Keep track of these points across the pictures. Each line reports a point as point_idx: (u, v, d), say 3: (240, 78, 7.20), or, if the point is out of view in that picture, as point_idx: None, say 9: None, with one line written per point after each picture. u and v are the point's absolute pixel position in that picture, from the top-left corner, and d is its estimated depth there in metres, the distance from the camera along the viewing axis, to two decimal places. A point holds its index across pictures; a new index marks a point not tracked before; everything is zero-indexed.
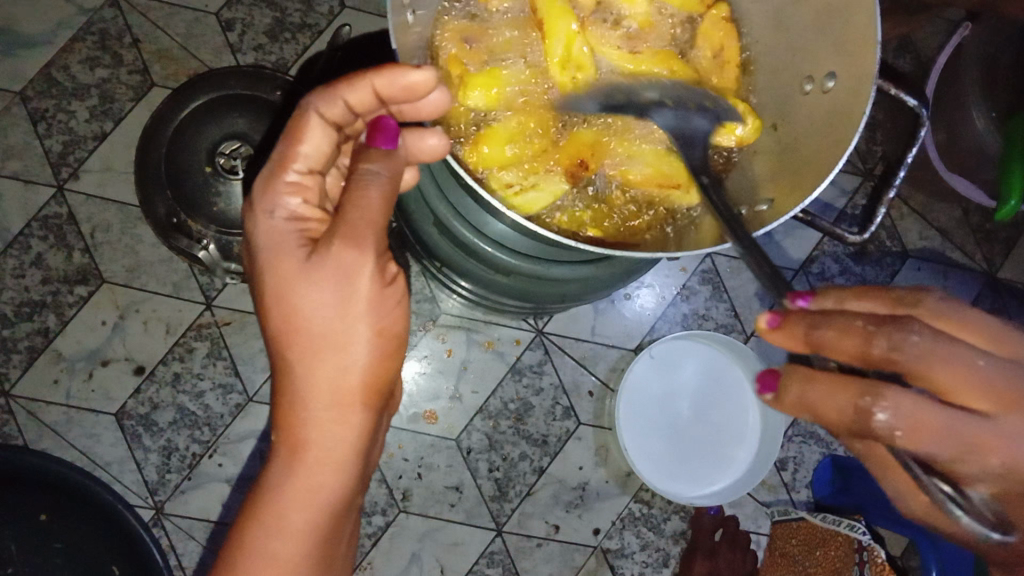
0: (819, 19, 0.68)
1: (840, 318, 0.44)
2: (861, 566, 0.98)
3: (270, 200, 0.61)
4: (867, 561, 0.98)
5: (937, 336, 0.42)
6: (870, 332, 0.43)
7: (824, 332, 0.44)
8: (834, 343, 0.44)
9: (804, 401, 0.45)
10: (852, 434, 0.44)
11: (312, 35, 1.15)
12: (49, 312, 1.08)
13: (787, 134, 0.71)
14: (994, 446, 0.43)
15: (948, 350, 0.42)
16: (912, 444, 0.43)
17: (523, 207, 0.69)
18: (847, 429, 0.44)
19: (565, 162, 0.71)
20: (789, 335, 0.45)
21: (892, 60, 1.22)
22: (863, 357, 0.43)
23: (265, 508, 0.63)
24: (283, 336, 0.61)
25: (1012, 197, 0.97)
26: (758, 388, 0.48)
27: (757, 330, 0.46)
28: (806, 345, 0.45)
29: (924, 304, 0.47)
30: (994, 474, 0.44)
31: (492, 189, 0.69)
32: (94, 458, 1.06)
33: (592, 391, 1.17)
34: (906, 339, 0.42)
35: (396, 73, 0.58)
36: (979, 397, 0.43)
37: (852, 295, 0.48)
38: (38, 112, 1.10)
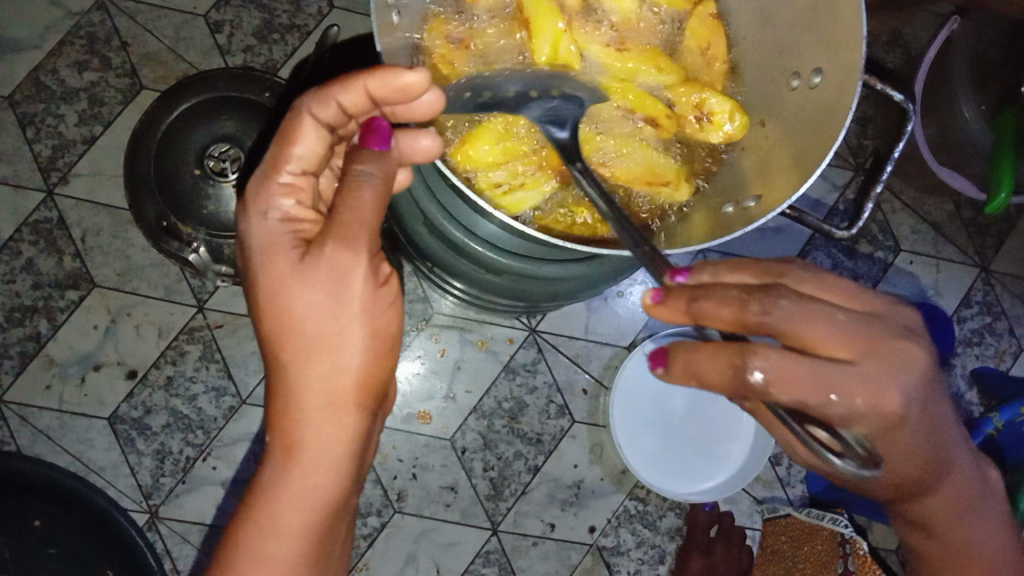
0: (805, 16, 0.69)
1: (718, 290, 0.48)
2: (845, 559, 0.99)
3: (263, 202, 0.61)
4: (850, 553, 0.99)
5: (800, 303, 0.48)
6: (743, 300, 0.48)
7: (704, 304, 0.48)
8: (712, 311, 0.48)
9: (689, 368, 0.50)
10: (733, 392, 0.49)
11: (301, 35, 1.15)
12: (40, 317, 1.08)
13: (775, 130, 0.72)
14: (856, 388, 0.48)
15: (809, 311, 0.48)
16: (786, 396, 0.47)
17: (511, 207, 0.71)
18: (730, 388, 0.49)
19: (553, 162, 0.72)
20: (672, 309, 0.49)
21: (882, 55, 1.23)
22: (739, 323, 0.48)
23: (261, 509, 0.63)
24: (277, 337, 0.61)
25: (1003, 190, 1.00)
26: (651, 362, 0.54)
27: (643, 307, 0.50)
28: (688, 316, 0.49)
29: (788, 273, 0.51)
30: (861, 413, 0.50)
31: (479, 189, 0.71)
32: (88, 463, 1.06)
33: (586, 389, 1.18)
34: (774, 305, 0.47)
35: (389, 75, 0.59)
36: (838, 346, 0.49)
37: (728, 270, 0.51)
38: (27, 117, 1.10)
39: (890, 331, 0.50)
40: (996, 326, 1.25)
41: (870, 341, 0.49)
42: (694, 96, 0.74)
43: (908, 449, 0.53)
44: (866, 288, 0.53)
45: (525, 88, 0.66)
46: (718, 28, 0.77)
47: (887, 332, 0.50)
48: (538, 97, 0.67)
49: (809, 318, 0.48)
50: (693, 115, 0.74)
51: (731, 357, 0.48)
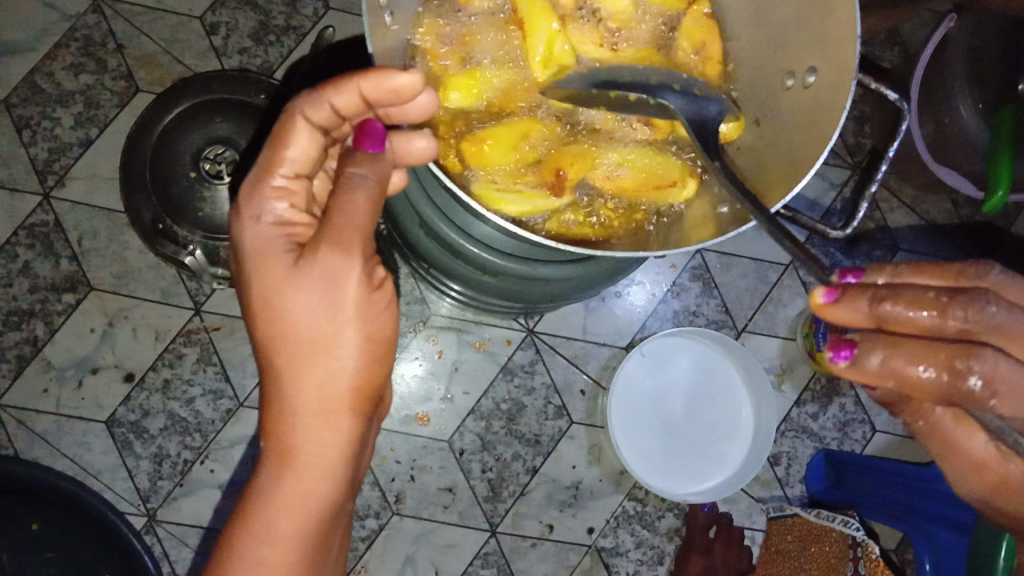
0: (798, 15, 0.69)
1: (912, 290, 0.46)
2: (856, 563, 1.01)
3: (256, 205, 0.61)
4: (862, 557, 1.01)
5: (1011, 310, 0.46)
6: (944, 303, 0.45)
7: (892, 306, 0.46)
8: (905, 316, 0.46)
9: (887, 367, 0.46)
10: (943, 401, 0.46)
11: (297, 37, 1.15)
12: (38, 321, 1.08)
13: (769, 129, 0.72)
14: None
15: (1022, 321, 0.46)
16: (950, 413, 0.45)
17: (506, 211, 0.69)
18: (939, 395, 0.46)
19: (545, 176, 0.71)
20: (853, 310, 0.47)
21: (878, 54, 1.22)
22: (938, 329, 0.46)
23: (254, 515, 0.63)
24: (271, 341, 0.61)
25: (1000, 187, 1.00)
26: (831, 355, 0.48)
27: (814, 305, 0.48)
28: (872, 318, 0.47)
29: (990, 276, 0.49)
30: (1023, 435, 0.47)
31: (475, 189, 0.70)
32: (86, 467, 1.06)
33: (584, 389, 1.18)
34: (985, 309, 0.45)
35: (382, 76, 0.58)
36: None
37: (912, 271, 0.50)
38: (23, 120, 1.10)
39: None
40: None
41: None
42: None
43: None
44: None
45: (665, 81, 0.69)
46: (713, 26, 0.78)
47: None
48: (681, 92, 0.68)
49: (1019, 331, 0.46)
50: None
51: (941, 358, 0.45)
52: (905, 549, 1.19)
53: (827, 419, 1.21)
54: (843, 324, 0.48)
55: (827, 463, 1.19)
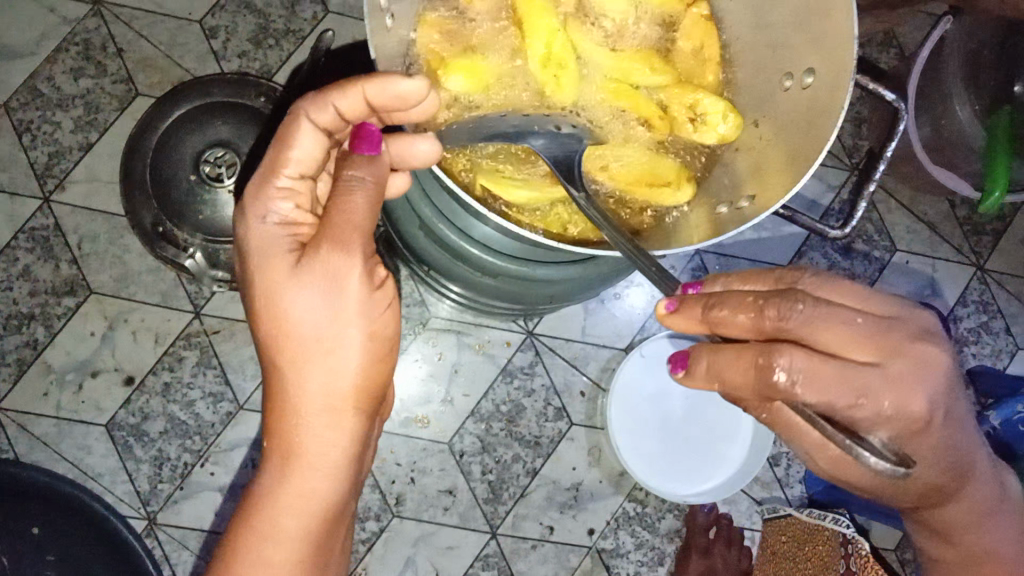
0: (796, 18, 0.69)
1: (732, 297, 0.50)
2: (847, 560, 0.97)
3: (261, 206, 0.62)
4: (852, 554, 0.97)
5: (816, 303, 0.48)
6: (760, 305, 0.49)
7: (719, 312, 0.50)
8: (729, 318, 0.50)
9: (714, 370, 0.52)
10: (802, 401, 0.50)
11: (296, 41, 1.15)
12: (38, 324, 1.08)
13: (769, 129, 0.72)
14: (883, 390, 0.48)
15: (828, 315, 0.48)
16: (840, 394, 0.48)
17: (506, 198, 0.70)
18: (756, 388, 0.49)
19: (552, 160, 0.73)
20: (686, 317, 0.52)
21: (876, 55, 1.23)
22: (755, 330, 0.49)
23: (258, 515, 0.63)
24: (274, 341, 0.61)
25: (996, 188, 1.01)
26: (672, 366, 0.56)
27: (658, 316, 0.54)
28: (703, 324, 0.51)
29: (804, 279, 0.53)
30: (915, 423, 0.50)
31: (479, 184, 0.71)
32: (85, 470, 1.06)
33: (583, 391, 1.18)
34: (791, 309, 0.48)
35: (387, 81, 0.59)
36: (859, 349, 0.49)
37: (740, 280, 0.54)
38: (24, 124, 1.10)
39: (910, 333, 0.50)
40: (992, 325, 1.25)
41: (893, 343, 0.49)
42: (688, 97, 0.74)
43: (941, 447, 0.53)
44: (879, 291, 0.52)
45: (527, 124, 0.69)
46: (711, 29, 0.79)
47: (908, 334, 0.50)
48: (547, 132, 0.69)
49: (825, 323, 0.48)
50: (686, 116, 0.74)
51: (752, 357, 0.48)
52: (904, 549, 1.19)
53: None
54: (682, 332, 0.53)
55: None
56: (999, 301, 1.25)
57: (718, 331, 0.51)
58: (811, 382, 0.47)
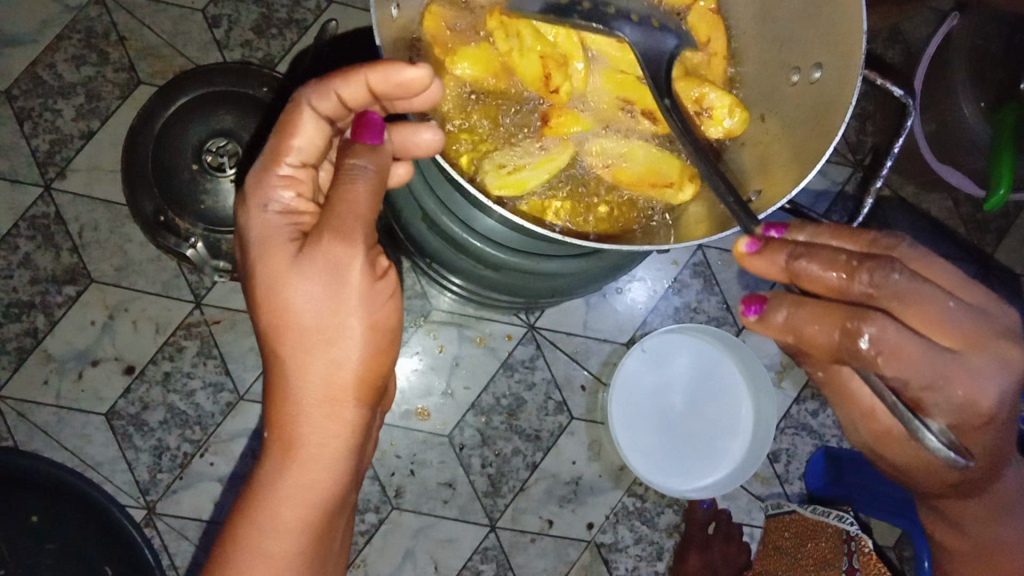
0: (804, 12, 0.69)
1: (825, 253, 0.50)
2: (851, 557, 0.99)
3: (263, 194, 0.62)
4: (856, 552, 0.99)
5: (911, 277, 0.49)
6: (851, 267, 0.49)
7: (805, 264, 0.50)
8: (815, 274, 0.50)
9: (790, 323, 0.52)
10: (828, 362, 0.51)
11: (299, 30, 1.15)
12: (38, 312, 1.07)
13: (775, 124, 0.71)
14: (959, 378, 0.50)
15: (920, 292, 0.49)
16: (891, 368, 0.49)
17: (517, 185, 0.70)
18: (833, 350, 0.51)
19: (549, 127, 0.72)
20: (769, 262, 0.51)
21: (882, 51, 1.22)
22: (836, 291, 0.50)
23: (258, 505, 0.63)
24: (275, 331, 0.61)
25: (1003, 186, 1.00)
26: (743, 308, 0.55)
27: (736, 253, 0.52)
28: (785, 273, 0.51)
29: (900, 248, 0.53)
30: (957, 407, 0.51)
31: (485, 169, 0.70)
32: (85, 459, 1.06)
33: (584, 385, 1.18)
34: (887, 277, 0.49)
35: (391, 69, 0.58)
36: (944, 335, 0.50)
37: (830, 233, 0.53)
38: (25, 111, 1.10)
39: (996, 330, 0.51)
40: None
41: (977, 334, 0.50)
42: (693, 91, 0.73)
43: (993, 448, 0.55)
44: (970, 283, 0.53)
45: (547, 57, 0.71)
46: (718, 22, 0.78)
47: (994, 330, 0.51)
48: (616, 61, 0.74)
49: (917, 301, 0.49)
50: (692, 110, 0.73)
51: (840, 321, 0.50)
52: (902, 547, 1.19)
53: (827, 417, 1.21)
54: (759, 274, 0.52)
55: (826, 460, 1.19)
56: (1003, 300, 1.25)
57: (799, 283, 0.51)
58: (892, 360, 0.49)
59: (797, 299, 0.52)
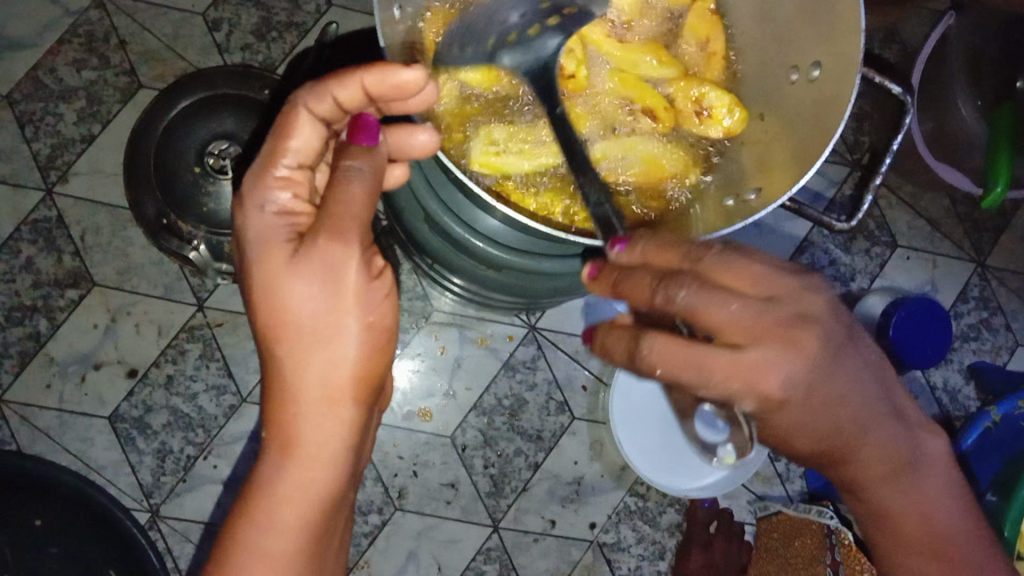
0: (805, 11, 0.69)
1: (636, 274, 0.51)
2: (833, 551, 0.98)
3: (260, 195, 0.62)
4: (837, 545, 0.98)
5: (700, 288, 0.49)
6: (653, 286, 0.50)
7: (620, 286, 0.52)
8: (627, 293, 0.51)
9: (603, 346, 0.54)
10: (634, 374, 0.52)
11: (299, 33, 1.15)
12: (41, 316, 1.08)
13: (775, 123, 0.72)
14: (741, 371, 0.49)
15: (709, 299, 0.49)
16: (674, 379, 0.49)
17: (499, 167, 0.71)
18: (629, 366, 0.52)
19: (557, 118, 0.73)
20: (602, 285, 0.53)
21: (879, 50, 1.23)
22: (647, 305, 0.50)
23: (257, 504, 0.63)
24: (273, 332, 0.61)
25: (999, 183, 1.01)
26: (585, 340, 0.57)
27: (584, 282, 0.55)
28: (611, 293, 0.53)
29: (708, 258, 0.51)
30: (750, 397, 0.50)
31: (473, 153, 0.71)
32: (88, 462, 1.06)
33: (585, 385, 1.18)
34: (672, 295, 0.49)
35: (387, 70, 0.60)
36: (733, 332, 0.49)
37: (656, 247, 0.53)
38: (26, 116, 1.10)
39: (786, 320, 0.50)
40: (992, 321, 1.25)
41: (756, 328, 0.49)
42: (693, 90, 0.74)
43: (816, 435, 0.53)
44: (776, 271, 0.52)
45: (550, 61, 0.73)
46: (717, 23, 0.78)
47: (780, 320, 0.50)
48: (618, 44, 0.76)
49: (705, 308, 0.49)
50: (693, 110, 0.74)
51: (627, 341, 0.51)
52: None
53: None
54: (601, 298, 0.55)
55: None
56: (1000, 298, 1.26)
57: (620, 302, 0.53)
58: (669, 370, 0.49)
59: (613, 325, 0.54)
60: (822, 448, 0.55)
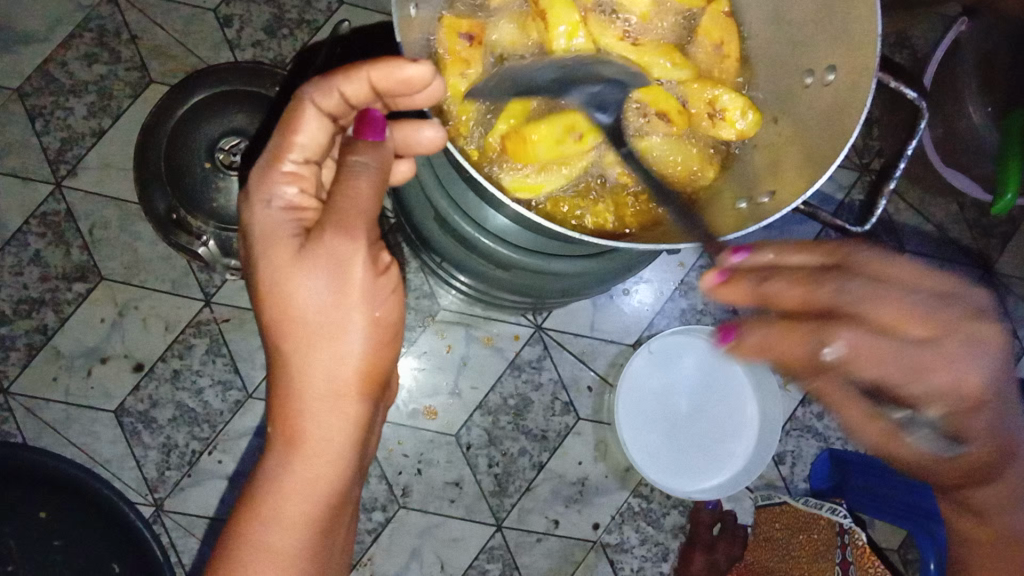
0: (820, 14, 0.69)
1: (785, 274, 0.52)
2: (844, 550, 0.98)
3: (267, 190, 0.62)
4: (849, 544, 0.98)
5: (869, 283, 0.51)
6: (811, 281, 0.51)
7: (771, 285, 0.51)
8: (781, 292, 0.51)
9: (760, 345, 0.50)
10: (808, 372, 0.50)
11: (310, 31, 1.15)
12: (48, 309, 1.08)
13: (788, 127, 0.72)
14: (939, 363, 0.51)
15: (880, 292, 0.51)
16: (864, 370, 0.50)
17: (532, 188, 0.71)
18: (805, 365, 0.50)
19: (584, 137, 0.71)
20: (737, 289, 0.52)
21: (890, 55, 1.23)
22: (807, 304, 0.51)
23: (262, 498, 0.63)
24: (278, 327, 0.61)
25: (1009, 191, 1.00)
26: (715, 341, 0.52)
27: (704, 286, 0.53)
28: (754, 296, 0.52)
29: (854, 253, 0.54)
30: (937, 393, 0.52)
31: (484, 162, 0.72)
32: (94, 455, 1.06)
33: (591, 386, 1.18)
34: (843, 287, 0.51)
35: (393, 66, 0.59)
36: (914, 325, 0.51)
37: (789, 250, 0.55)
38: (37, 109, 1.10)
39: (965, 313, 0.53)
40: None
41: (948, 321, 0.52)
42: (707, 92, 0.74)
43: (988, 429, 0.55)
44: (933, 268, 0.54)
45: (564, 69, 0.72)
46: (731, 25, 0.78)
47: (962, 313, 0.52)
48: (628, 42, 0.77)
49: (882, 301, 0.51)
50: (705, 113, 0.74)
51: (801, 334, 0.49)
52: (907, 549, 1.20)
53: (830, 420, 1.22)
54: (731, 302, 0.52)
55: (831, 462, 1.19)
56: (1007, 305, 1.26)
57: (768, 305, 0.52)
58: (869, 364, 0.50)
59: (761, 318, 0.51)
60: (986, 442, 0.56)
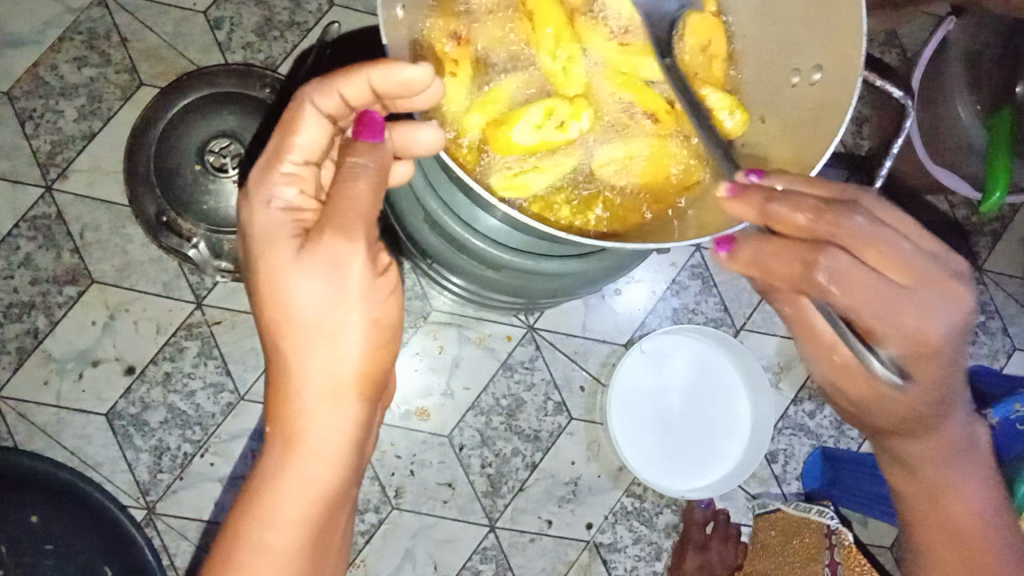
0: (806, 14, 0.69)
1: (796, 197, 0.52)
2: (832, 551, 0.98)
3: (266, 191, 0.62)
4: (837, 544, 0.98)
5: (873, 223, 0.52)
6: (820, 209, 0.52)
7: (778, 206, 0.52)
8: (785, 214, 0.52)
9: (756, 257, 0.54)
10: (795, 287, 0.53)
11: (301, 32, 1.15)
12: (39, 313, 1.08)
13: (775, 126, 0.72)
14: (909, 309, 0.52)
15: (880, 232, 0.52)
16: (844, 299, 0.51)
17: (520, 186, 0.70)
18: (794, 282, 0.53)
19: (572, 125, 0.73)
20: (747, 204, 0.53)
21: (879, 54, 1.23)
22: (807, 229, 0.52)
23: (258, 499, 0.62)
24: (277, 327, 0.62)
25: (998, 187, 1.02)
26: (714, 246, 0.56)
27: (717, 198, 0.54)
28: (760, 215, 0.53)
29: (866, 197, 0.55)
30: (903, 335, 0.52)
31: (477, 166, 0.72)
32: (86, 459, 1.06)
33: (583, 385, 1.19)
34: (843, 220, 0.52)
35: (393, 67, 0.59)
36: (894, 270, 0.52)
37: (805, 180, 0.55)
38: (27, 112, 1.10)
39: (948, 272, 0.53)
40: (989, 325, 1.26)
41: (928, 274, 0.52)
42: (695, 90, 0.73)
43: (942, 384, 0.55)
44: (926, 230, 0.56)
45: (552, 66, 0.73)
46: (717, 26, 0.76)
47: (945, 272, 0.53)
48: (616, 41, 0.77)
49: (874, 241, 0.51)
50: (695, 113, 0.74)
51: (795, 255, 0.52)
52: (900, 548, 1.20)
53: (824, 417, 1.22)
54: (737, 217, 0.54)
55: (823, 461, 1.19)
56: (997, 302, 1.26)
57: (772, 225, 0.54)
58: (847, 295, 0.51)
59: (764, 236, 0.54)
60: (939, 398, 0.56)
